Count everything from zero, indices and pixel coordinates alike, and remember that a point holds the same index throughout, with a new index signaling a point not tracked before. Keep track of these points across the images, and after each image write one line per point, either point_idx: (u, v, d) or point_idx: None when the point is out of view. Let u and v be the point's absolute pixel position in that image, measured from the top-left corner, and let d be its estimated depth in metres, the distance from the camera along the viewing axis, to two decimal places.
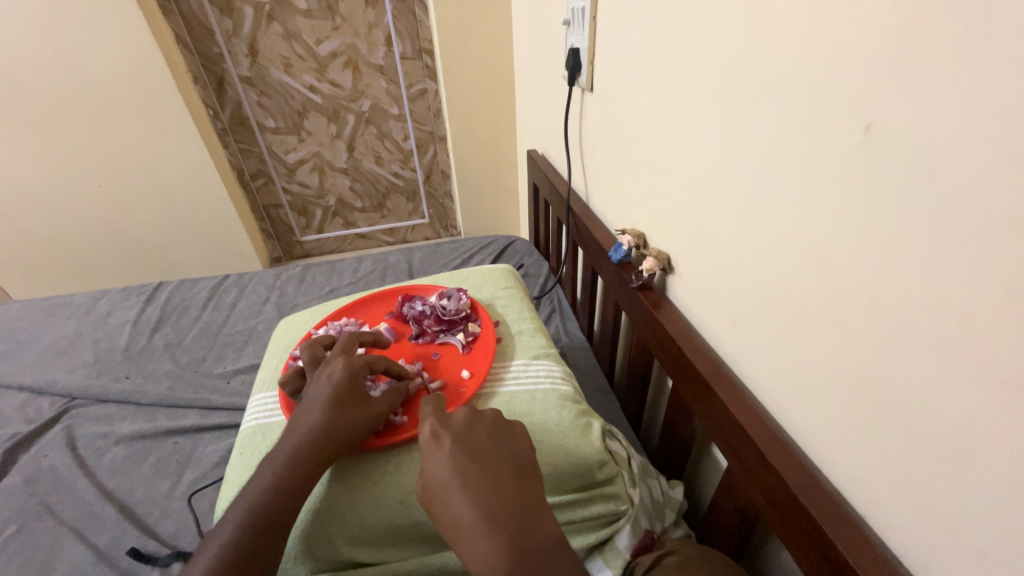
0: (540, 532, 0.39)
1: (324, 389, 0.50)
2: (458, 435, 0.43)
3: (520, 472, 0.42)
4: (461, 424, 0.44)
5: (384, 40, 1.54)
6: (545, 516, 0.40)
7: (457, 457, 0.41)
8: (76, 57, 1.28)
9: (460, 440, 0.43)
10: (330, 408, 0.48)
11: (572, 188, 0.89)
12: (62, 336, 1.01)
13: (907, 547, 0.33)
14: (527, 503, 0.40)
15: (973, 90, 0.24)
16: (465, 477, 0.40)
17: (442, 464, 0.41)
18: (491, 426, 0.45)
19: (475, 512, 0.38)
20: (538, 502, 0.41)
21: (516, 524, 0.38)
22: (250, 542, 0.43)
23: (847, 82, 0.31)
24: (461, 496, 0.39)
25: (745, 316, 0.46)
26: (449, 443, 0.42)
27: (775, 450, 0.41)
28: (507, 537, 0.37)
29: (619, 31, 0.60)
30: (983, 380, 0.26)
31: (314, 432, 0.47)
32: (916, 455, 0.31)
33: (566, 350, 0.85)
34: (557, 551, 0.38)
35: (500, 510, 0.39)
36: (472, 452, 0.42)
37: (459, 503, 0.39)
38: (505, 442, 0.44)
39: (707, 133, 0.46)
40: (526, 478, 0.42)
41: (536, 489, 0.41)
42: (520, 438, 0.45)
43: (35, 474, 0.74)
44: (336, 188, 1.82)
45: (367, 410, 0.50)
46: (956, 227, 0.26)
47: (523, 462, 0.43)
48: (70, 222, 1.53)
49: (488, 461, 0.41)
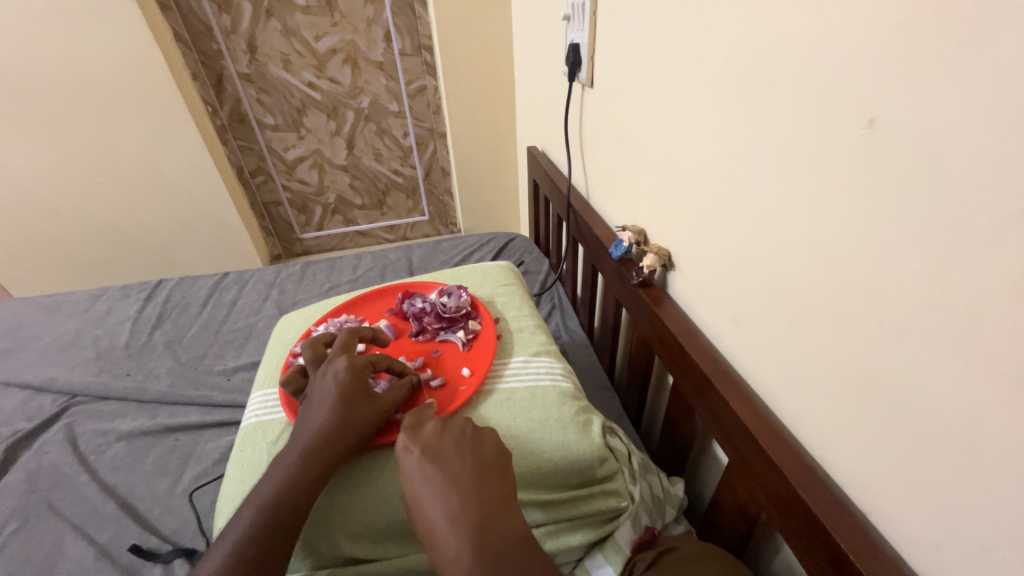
0: (514, 539, 0.38)
1: (329, 390, 0.50)
2: (427, 444, 0.43)
3: (488, 476, 0.42)
4: (430, 432, 0.45)
5: (383, 36, 1.53)
6: (515, 518, 0.40)
7: (424, 468, 0.42)
8: (75, 54, 1.27)
9: (428, 449, 0.43)
10: (337, 409, 0.48)
11: (572, 185, 0.88)
12: (63, 334, 1.01)
13: (910, 543, 0.33)
14: (493, 506, 0.40)
15: (970, 87, 0.24)
16: (431, 485, 0.41)
17: (411, 474, 0.42)
18: (460, 432, 0.45)
19: (441, 519, 0.39)
20: (507, 504, 0.40)
21: (484, 533, 0.38)
22: (258, 541, 0.43)
23: (851, 77, 0.30)
24: (429, 504, 0.40)
25: (746, 312, 0.46)
26: (417, 456, 0.42)
27: (776, 446, 0.41)
28: (471, 542, 0.37)
29: (620, 26, 0.60)
30: (989, 376, 0.26)
31: (324, 434, 0.47)
32: (919, 451, 0.31)
33: (567, 347, 0.85)
34: (527, 550, 0.38)
35: (464, 514, 0.39)
36: (440, 463, 0.42)
37: (428, 511, 0.40)
38: (473, 447, 0.44)
39: (709, 130, 0.46)
40: (493, 481, 0.41)
41: (504, 491, 0.41)
42: (490, 441, 0.45)
43: (36, 472, 0.74)
44: (335, 185, 1.82)
45: (373, 409, 0.50)
46: (959, 222, 0.26)
47: (492, 469, 0.42)
48: (69, 220, 1.53)
49: (455, 471, 0.41)
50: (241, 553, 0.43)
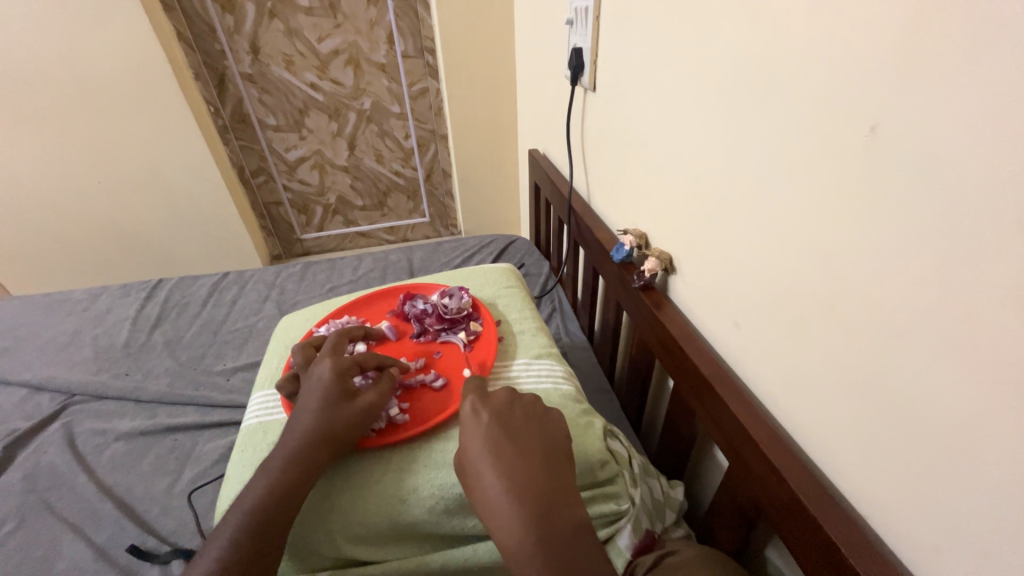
0: (574, 517, 0.38)
1: (316, 391, 0.50)
2: (496, 411, 0.44)
3: (555, 456, 0.42)
4: (500, 401, 0.45)
5: (386, 38, 1.54)
6: (576, 501, 0.40)
7: (492, 432, 0.42)
8: (78, 53, 1.28)
9: (496, 416, 0.43)
10: (323, 411, 0.49)
11: (574, 188, 0.88)
12: (61, 333, 1.01)
13: (911, 548, 0.33)
14: (557, 486, 0.39)
15: (970, 92, 0.25)
16: (498, 454, 0.40)
17: (476, 435, 0.42)
18: (529, 408, 0.45)
19: (504, 487, 0.38)
20: (569, 487, 0.40)
21: (546, 505, 0.38)
22: (243, 543, 0.43)
23: (856, 85, 0.31)
24: (489, 469, 0.39)
25: (748, 316, 0.46)
26: (487, 420, 0.43)
27: (776, 450, 0.41)
28: (534, 519, 0.37)
29: (623, 32, 0.60)
30: (984, 384, 0.26)
31: (310, 436, 0.47)
32: (919, 457, 0.31)
33: (567, 350, 0.85)
34: (584, 541, 0.38)
35: (529, 490, 0.38)
36: (507, 431, 0.42)
37: (488, 477, 0.39)
38: (542, 425, 0.44)
39: (711, 138, 0.46)
40: (558, 462, 0.41)
41: (569, 474, 0.41)
42: (557, 421, 0.45)
43: (34, 471, 0.74)
44: (336, 186, 1.82)
45: (361, 407, 0.50)
46: (964, 229, 0.26)
47: (557, 445, 0.42)
48: (68, 218, 1.53)
49: (523, 440, 0.41)
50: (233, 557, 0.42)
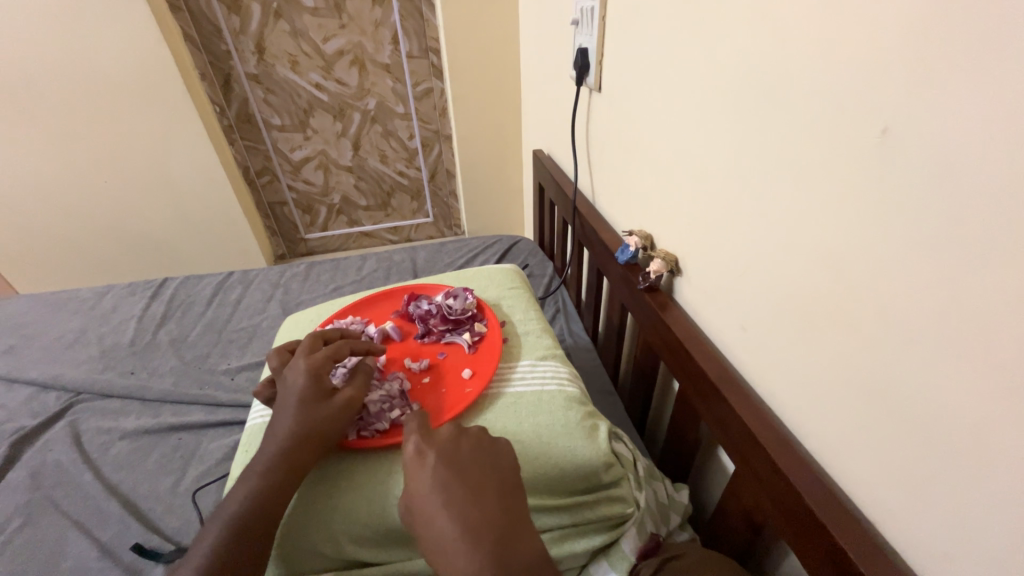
0: (531, 553, 0.38)
1: (292, 392, 0.51)
2: (442, 450, 0.43)
3: (506, 489, 0.41)
4: (445, 439, 0.44)
5: (391, 38, 1.54)
6: (532, 538, 0.39)
7: (439, 473, 0.41)
8: (86, 52, 1.28)
9: (443, 455, 0.42)
10: (299, 412, 0.49)
11: (579, 189, 0.88)
12: (67, 331, 1.02)
13: (920, 554, 0.32)
14: (511, 524, 0.39)
15: (978, 96, 0.24)
16: (448, 496, 0.40)
17: (423, 478, 0.41)
18: (475, 442, 0.44)
19: (456, 530, 0.38)
20: (523, 525, 0.40)
21: (501, 544, 0.37)
22: (238, 544, 0.43)
23: (867, 87, 0.30)
24: (441, 513, 0.39)
25: (755, 319, 0.45)
26: (433, 461, 0.42)
27: (784, 454, 0.41)
28: (488, 560, 0.37)
29: (629, 32, 0.60)
30: (995, 389, 0.26)
31: (288, 439, 0.47)
32: (929, 462, 0.30)
33: (571, 351, 0.85)
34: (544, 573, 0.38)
35: (483, 532, 0.38)
36: (455, 470, 0.41)
37: (440, 521, 0.39)
38: (491, 459, 0.43)
39: (719, 139, 0.46)
40: (510, 495, 0.41)
41: (522, 511, 0.41)
42: (506, 454, 0.44)
43: (40, 469, 0.74)
44: (341, 186, 1.82)
45: (339, 406, 0.50)
46: (976, 232, 0.26)
47: (506, 481, 0.42)
48: (74, 216, 1.54)
49: (473, 478, 0.41)
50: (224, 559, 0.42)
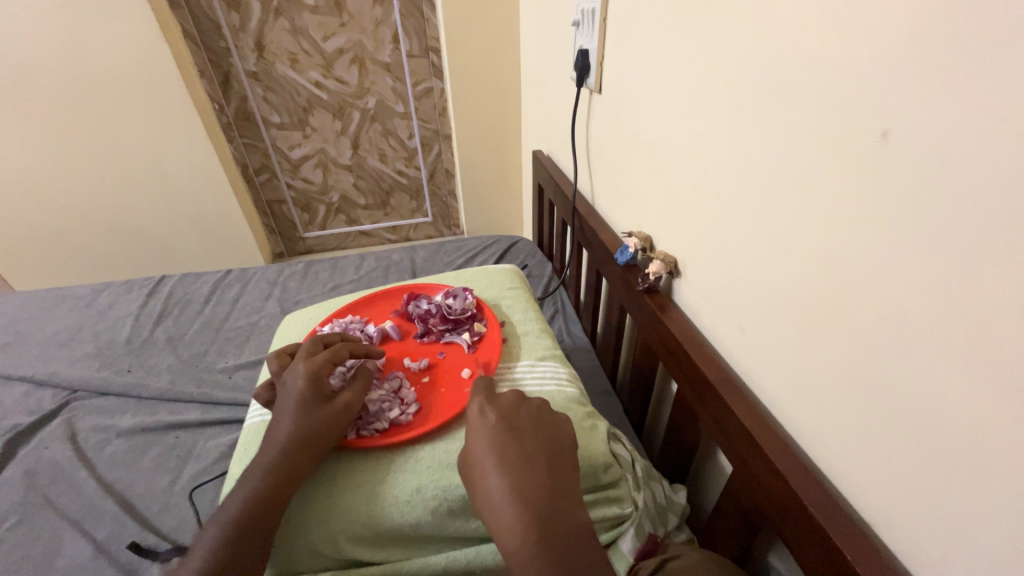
0: (577, 523, 0.38)
1: (291, 395, 0.50)
2: (503, 413, 0.44)
3: (557, 459, 0.42)
4: (507, 404, 0.45)
5: (391, 37, 1.54)
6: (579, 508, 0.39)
7: (498, 432, 0.42)
8: (84, 48, 1.28)
9: (503, 418, 0.43)
10: (298, 415, 0.49)
11: (579, 190, 0.88)
12: (63, 329, 1.01)
13: (917, 556, 0.33)
14: (560, 490, 0.39)
15: (979, 102, 0.25)
16: (503, 454, 0.40)
17: (482, 435, 0.42)
18: (536, 411, 0.45)
19: (506, 487, 0.38)
20: (571, 492, 0.40)
21: (548, 506, 0.38)
22: (237, 546, 0.43)
23: (868, 91, 0.30)
24: (494, 469, 0.40)
25: (754, 321, 0.45)
26: (493, 421, 0.43)
27: (782, 456, 0.41)
28: (536, 518, 0.37)
29: (630, 34, 0.60)
30: (992, 393, 0.26)
31: (287, 442, 0.47)
32: (927, 466, 0.30)
33: (570, 352, 0.85)
34: (583, 543, 0.37)
35: (535, 490, 0.38)
36: (514, 432, 0.42)
37: (492, 477, 0.39)
38: (547, 428, 0.44)
39: (719, 142, 0.46)
40: (562, 463, 0.41)
41: (572, 481, 0.41)
42: (564, 427, 0.45)
43: (35, 467, 0.74)
44: (340, 185, 1.82)
45: (338, 408, 0.50)
46: (975, 237, 0.26)
47: (562, 451, 0.42)
48: (71, 213, 1.53)
49: (529, 441, 0.42)
50: (222, 561, 0.43)
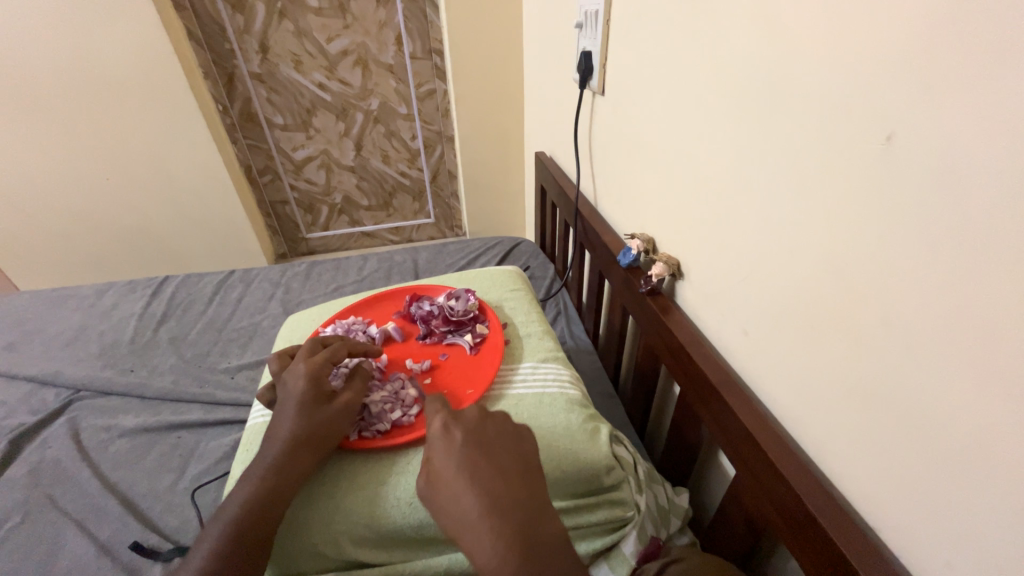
0: (553, 536, 0.38)
1: (292, 395, 0.50)
2: (469, 429, 0.43)
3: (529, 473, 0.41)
4: (472, 419, 0.44)
5: (394, 39, 1.54)
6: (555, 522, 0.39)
7: (466, 450, 0.41)
8: (90, 50, 1.29)
9: (470, 435, 0.43)
10: (300, 415, 0.49)
11: (581, 192, 0.88)
12: (68, 329, 1.02)
13: (921, 562, 0.32)
14: (535, 506, 0.39)
15: (984, 105, 0.24)
16: (474, 472, 0.40)
17: (447, 455, 0.41)
18: (501, 425, 0.44)
19: (480, 506, 0.38)
20: (546, 507, 0.40)
21: (524, 523, 0.37)
22: (238, 546, 0.43)
23: (873, 94, 0.30)
24: (465, 488, 0.39)
25: (757, 324, 0.45)
26: (460, 438, 0.42)
27: (785, 459, 0.41)
28: (512, 537, 0.37)
29: (633, 36, 0.60)
30: (996, 398, 0.26)
31: (288, 442, 0.47)
32: (931, 470, 0.30)
33: (572, 354, 0.85)
34: (562, 557, 0.37)
35: (508, 508, 0.38)
36: (482, 449, 0.42)
37: (463, 497, 0.39)
38: (515, 442, 0.43)
39: (722, 144, 0.46)
40: (534, 477, 0.41)
41: (545, 494, 0.41)
42: (529, 440, 0.44)
43: (39, 466, 0.74)
44: (342, 186, 1.83)
45: (338, 409, 0.50)
46: (979, 240, 0.26)
47: (531, 465, 0.42)
48: (75, 213, 1.54)
49: (499, 457, 0.41)
50: (224, 561, 0.43)
